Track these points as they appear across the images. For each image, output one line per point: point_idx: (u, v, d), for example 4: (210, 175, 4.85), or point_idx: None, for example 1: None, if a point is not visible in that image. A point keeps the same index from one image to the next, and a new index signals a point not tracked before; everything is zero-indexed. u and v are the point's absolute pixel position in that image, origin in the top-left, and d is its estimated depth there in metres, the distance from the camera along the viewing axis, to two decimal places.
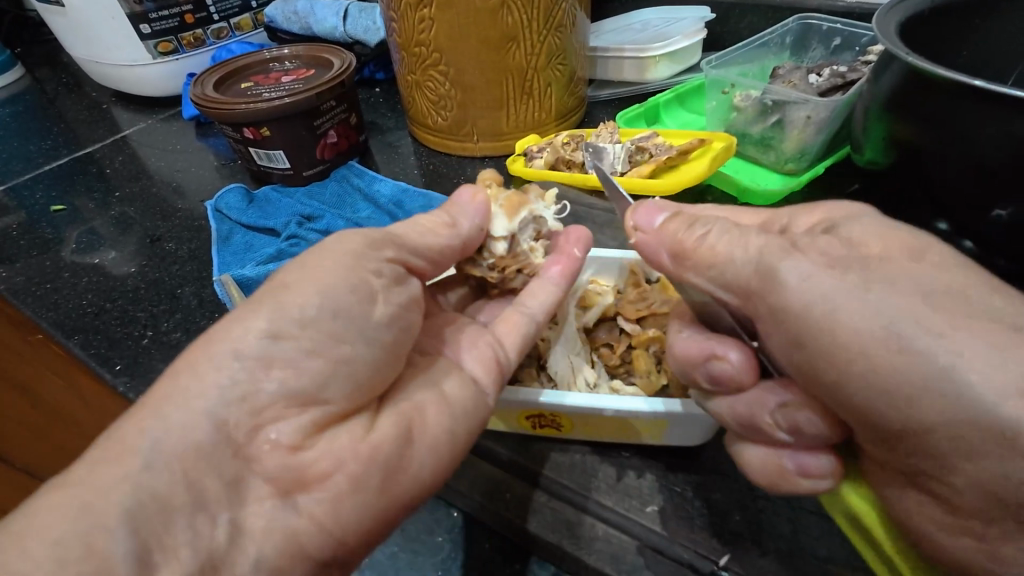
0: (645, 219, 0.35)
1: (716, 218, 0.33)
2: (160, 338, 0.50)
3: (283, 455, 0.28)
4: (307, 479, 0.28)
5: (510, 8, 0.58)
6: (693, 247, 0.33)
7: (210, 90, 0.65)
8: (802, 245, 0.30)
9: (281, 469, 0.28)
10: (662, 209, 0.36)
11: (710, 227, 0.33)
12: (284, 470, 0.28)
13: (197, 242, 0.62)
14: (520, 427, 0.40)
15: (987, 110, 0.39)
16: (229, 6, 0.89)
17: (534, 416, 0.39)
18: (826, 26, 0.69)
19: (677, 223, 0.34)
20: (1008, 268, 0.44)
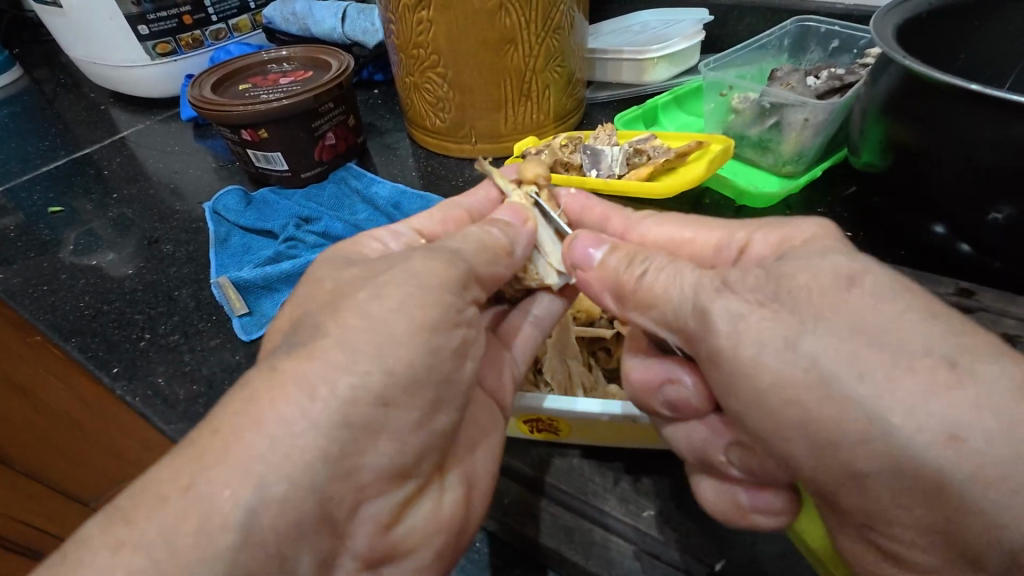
0: (583, 256, 0.37)
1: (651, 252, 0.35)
2: (158, 341, 0.50)
3: (379, 534, 0.29)
4: (397, 554, 0.30)
5: (508, 10, 0.58)
6: (631, 287, 0.34)
7: (208, 92, 0.65)
8: (732, 281, 0.30)
9: (377, 549, 0.29)
10: (599, 241, 0.37)
11: (648, 264, 0.34)
12: (379, 550, 0.29)
13: (195, 245, 0.62)
14: (518, 431, 0.40)
15: (984, 113, 0.39)
16: (228, 7, 0.89)
17: (530, 420, 0.39)
18: (824, 28, 0.69)
19: (618, 261, 0.35)
20: (1006, 271, 0.44)
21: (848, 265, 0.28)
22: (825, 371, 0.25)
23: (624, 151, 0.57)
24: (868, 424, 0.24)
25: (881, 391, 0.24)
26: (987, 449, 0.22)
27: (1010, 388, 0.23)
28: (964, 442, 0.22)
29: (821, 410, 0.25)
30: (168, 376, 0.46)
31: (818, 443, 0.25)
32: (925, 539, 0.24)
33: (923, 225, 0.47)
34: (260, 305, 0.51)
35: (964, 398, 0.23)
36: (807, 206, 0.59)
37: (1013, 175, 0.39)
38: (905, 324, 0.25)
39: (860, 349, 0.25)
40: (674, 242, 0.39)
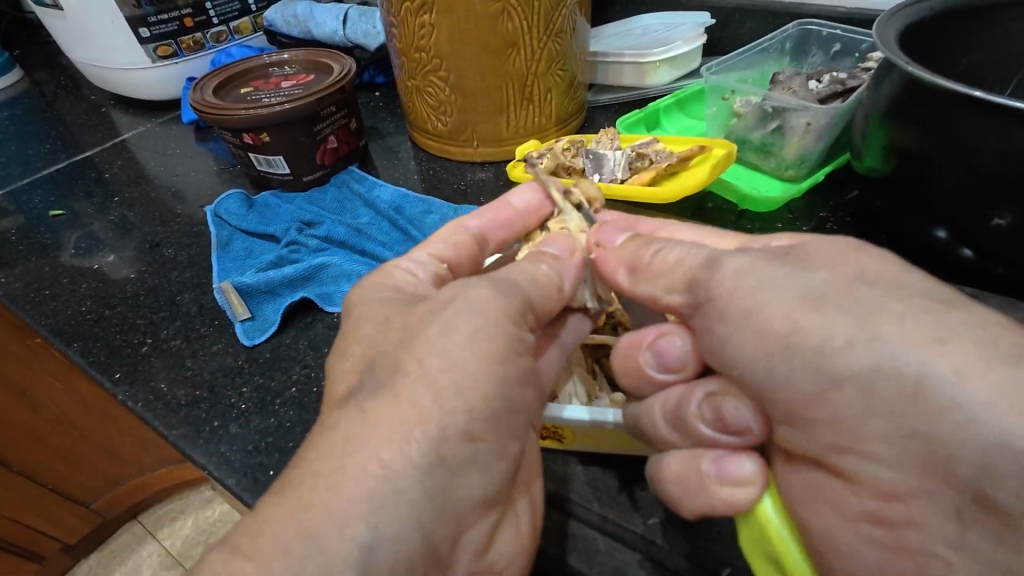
0: (608, 235, 0.39)
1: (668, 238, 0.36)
2: (160, 346, 0.49)
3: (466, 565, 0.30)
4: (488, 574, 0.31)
5: (510, 14, 0.58)
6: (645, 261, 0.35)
7: (210, 95, 0.65)
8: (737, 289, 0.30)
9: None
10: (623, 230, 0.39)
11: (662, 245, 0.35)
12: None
13: (197, 249, 0.62)
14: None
15: (986, 119, 0.39)
16: (229, 10, 0.88)
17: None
18: (826, 31, 0.69)
19: (631, 242, 0.37)
20: (1008, 276, 0.43)
21: (868, 255, 0.29)
22: (824, 289, 0.27)
23: (627, 155, 0.57)
24: (859, 329, 0.25)
25: (875, 305, 0.26)
26: (974, 354, 0.23)
27: (999, 324, 0.24)
28: (948, 343, 0.24)
29: (812, 319, 0.26)
30: (170, 381, 0.46)
31: (804, 351, 0.26)
32: (904, 456, 0.24)
33: (924, 229, 0.47)
34: (262, 309, 0.51)
35: (958, 317, 0.24)
36: (809, 211, 0.59)
37: (1014, 181, 0.39)
38: (910, 289, 0.26)
39: (858, 283, 0.27)
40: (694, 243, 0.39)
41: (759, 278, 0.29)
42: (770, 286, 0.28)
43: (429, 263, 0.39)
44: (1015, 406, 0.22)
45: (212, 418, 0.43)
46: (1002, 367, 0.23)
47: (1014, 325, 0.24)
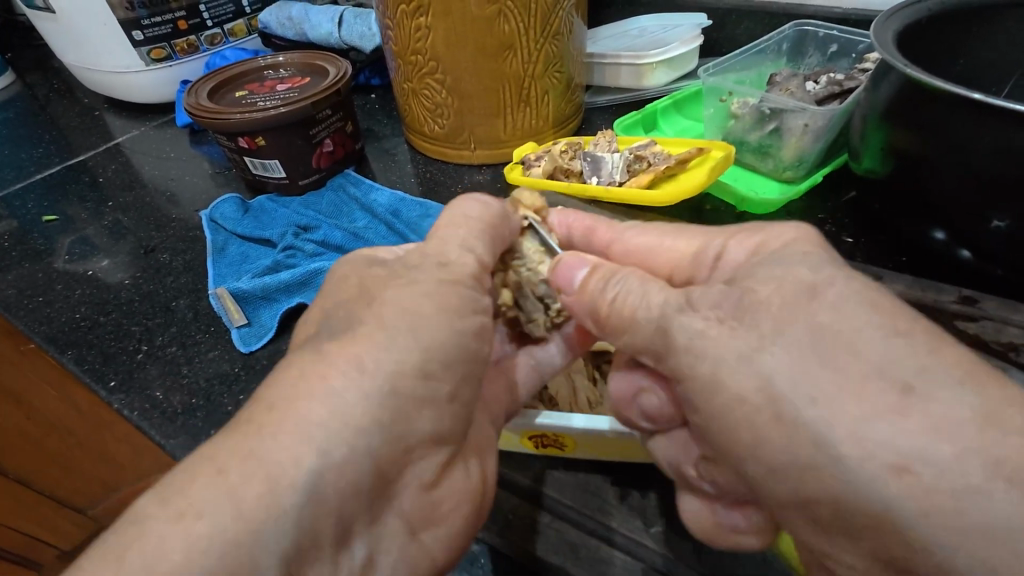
0: (567, 277, 0.36)
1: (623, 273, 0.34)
2: (155, 353, 0.49)
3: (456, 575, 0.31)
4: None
5: (507, 16, 0.58)
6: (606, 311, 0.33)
7: (204, 98, 0.64)
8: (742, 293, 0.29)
9: None
10: (583, 258, 0.36)
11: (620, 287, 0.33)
12: None
13: (192, 253, 0.61)
14: (523, 446, 0.40)
15: (985, 121, 0.39)
16: (223, 12, 0.88)
17: (537, 435, 0.38)
18: (822, 32, 0.69)
19: (592, 279, 0.35)
20: (1007, 277, 0.43)
21: (824, 302, 0.26)
22: (779, 389, 0.25)
23: (625, 158, 0.57)
24: (815, 450, 0.24)
25: (831, 417, 0.24)
26: (939, 480, 0.22)
27: (973, 415, 0.23)
28: (911, 475, 0.22)
29: (769, 428, 0.26)
30: (166, 389, 0.46)
31: (765, 463, 0.26)
32: (873, 556, 0.24)
33: (923, 229, 0.47)
34: (258, 315, 0.51)
35: (917, 425, 0.23)
36: (807, 213, 0.58)
37: (1014, 183, 0.39)
38: (873, 375, 0.24)
39: (815, 369, 0.25)
40: (655, 249, 0.38)
41: (711, 356, 0.28)
42: (729, 368, 0.27)
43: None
44: (976, 536, 0.21)
45: (208, 427, 0.42)
46: (968, 494, 0.22)
47: (990, 413, 0.23)
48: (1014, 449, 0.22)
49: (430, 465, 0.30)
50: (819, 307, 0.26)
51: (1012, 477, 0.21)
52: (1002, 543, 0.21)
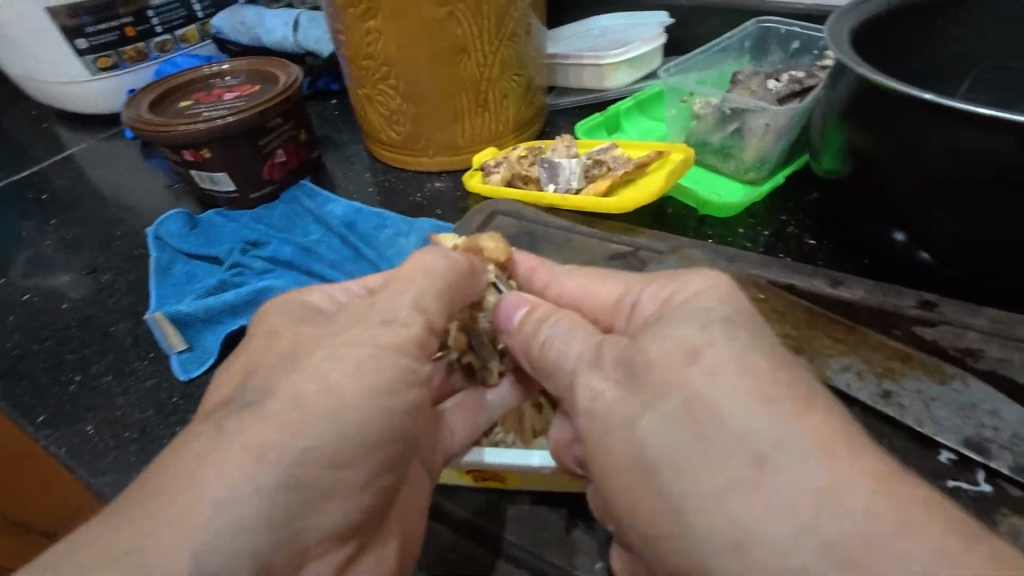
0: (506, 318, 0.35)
1: (548, 317, 0.33)
2: (89, 384, 0.46)
3: None
4: None
5: (459, 19, 0.56)
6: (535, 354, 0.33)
7: (146, 110, 0.61)
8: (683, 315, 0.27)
9: None
10: (522, 298, 0.35)
11: (540, 334, 0.33)
12: None
13: (136, 274, 0.59)
14: (461, 478, 0.37)
15: (937, 122, 0.38)
16: (174, 18, 0.85)
17: (473, 470, 0.36)
18: (784, 29, 0.69)
19: (529, 321, 0.34)
20: (964, 280, 0.42)
21: (700, 367, 0.26)
22: (651, 457, 0.26)
23: (583, 163, 0.56)
24: (675, 520, 0.25)
25: (689, 491, 0.25)
26: (770, 560, 0.22)
27: (817, 493, 0.22)
28: (747, 552, 0.23)
29: (642, 495, 0.26)
30: (98, 423, 0.43)
31: (642, 529, 0.27)
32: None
33: (883, 229, 0.45)
34: (200, 338, 0.48)
35: (764, 504, 0.23)
36: (770, 214, 0.57)
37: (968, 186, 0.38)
38: (728, 449, 0.24)
39: (684, 439, 0.25)
40: (585, 295, 0.36)
41: (605, 419, 0.28)
42: (615, 434, 0.27)
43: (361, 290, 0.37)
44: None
45: (141, 463, 0.40)
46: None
47: (833, 489, 0.22)
48: (850, 529, 0.22)
49: (333, 560, 0.30)
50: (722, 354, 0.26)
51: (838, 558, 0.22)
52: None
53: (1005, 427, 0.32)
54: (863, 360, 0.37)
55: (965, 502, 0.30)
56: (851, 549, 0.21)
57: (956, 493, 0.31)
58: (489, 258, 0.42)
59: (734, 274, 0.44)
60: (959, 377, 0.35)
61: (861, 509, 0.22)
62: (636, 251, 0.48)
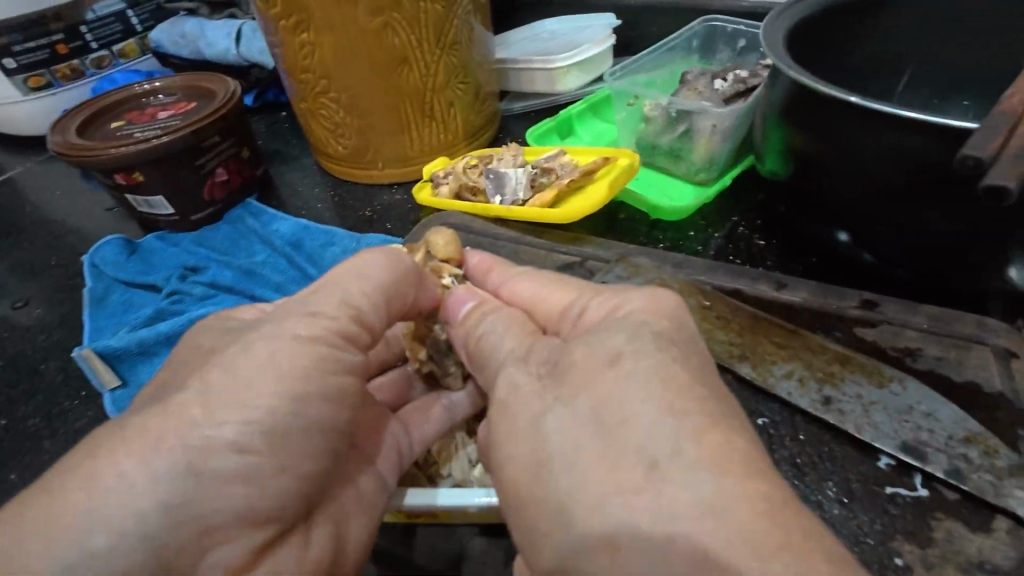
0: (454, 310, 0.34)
1: (494, 310, 0.32)
2: (14, 428, 0.44)
3: None
4: None
5: (396, 29, 0.55)
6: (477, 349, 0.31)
7: (73, 133, 0.58)
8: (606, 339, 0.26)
9: None
10: (473, 292, 0.34)
11: (481, 326, 0.31)
12: None
13: (69, 305, 0.56)
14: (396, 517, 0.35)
15: (866, 126, 0.38)
16: (110, 32, 0.82)
17: (411, 511, 0.34)
18: (730, 27, 0.68)
19: (473, 313, 0.32)
20: (908, 279, 0.42)
21: (616, 373, 0.25)
22: (546, 453, 0.24)
23: (529, 172, 0.55)
24: (558, 516, 0.23)
25: (575, 486, 0.23)
26: (642, 561, 0.21)
27: (695, 506, 0.21)
28: (622, 548, 0.21)
29: (530, 492, 0.25)
30: (23, 470, 0.41)
31: (526, 525, 0.25)
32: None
33: (827, 230, 0.46)
34: (134, 373, 0.46)
35: (644, 507, 0.21)
36: (721, 215, 0.57)
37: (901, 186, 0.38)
38: (619, 451, 0.23)
39: (581, 440, 0.24)
40: (533, 301, 0.33)
41: (510, 415, 0.26)
42: (516, 431, 0.26)
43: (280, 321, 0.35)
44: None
45: None
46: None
47: (716, 500, 0.21)
48: (720, 542, 0.20)
49: None
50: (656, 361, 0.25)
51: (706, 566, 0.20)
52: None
53: (939, 429, 0.32)
54: (806, 366, 0.36)
55: (899, 506, 0.31)
56: (717, 559, 0.20)
57: (892, 498, 0.31)
58: (441, 258, 0.41)
59: (678, 279, 0.44)
60: (896, 379, 0.34)
61: (739, 524, 0.20)
62: (584, 261, 0.48)
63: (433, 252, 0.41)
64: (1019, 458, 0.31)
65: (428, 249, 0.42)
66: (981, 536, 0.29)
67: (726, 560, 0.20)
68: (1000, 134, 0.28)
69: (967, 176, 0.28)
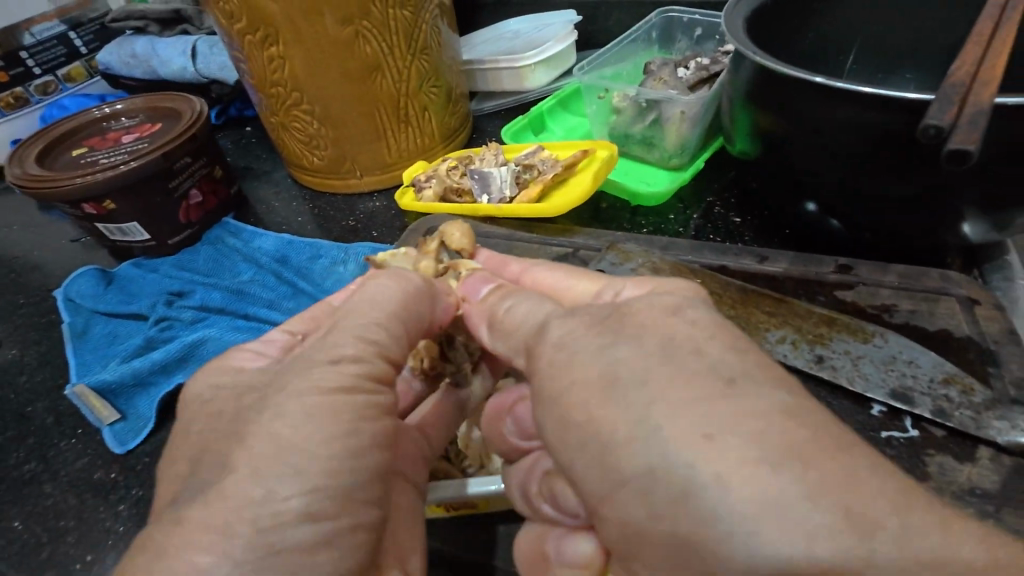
0: (472, 290, 0.36)
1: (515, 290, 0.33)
2: (10, 475, 0.42)
3: None
4: None
5: (366, 37, 0.54)
6: (498, 321, 0.32)
7: (32, 164, 0.56)
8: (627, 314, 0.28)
9: None
10: (490, 279, 0.36)
11: (509, 301, 0.32)
12: None
13: (48, 343, 0.54)
14: (434, 513, 0.36)
15: (827, 102, 0.40)
16: (53, 56, 0.79)
17: (449, 502, 0.35)
18: (686, 18, 0.71)
19: (494, 294, 0.34)
20: (873, 241, 0.46)
21: (680, 319, 0.25)
22: (620, 372, 0.23)
23: (513, 170, 0.56)
24: (638, 424, 0.22)
25: (656, 395, 0.22)
26: (738, 454, 0.20)
27: (776, 409, 0.21)
28: (716, 442, 0.20)
29: (601, 409, 0.23)
30: (26, 516, 0.39)
31: (595, 447, 0.23)
32: (678, 558, 0.21)
33: (797, 204, 0.48)
34: (132, 405, 0.45)
35: (731, 407, 0.21)
36: (697, 197, 0.60)
37: (866, 152, 0.40)
38: (693, 367, 0.22)
39: (654, 360, 0.23)
40: (558, 291, 0.34)
41: (571, 347, 0.26)
42: (587, 356, 0.25)
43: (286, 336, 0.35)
44: (771, 510, 0.19)
45: (82, 552, 0.37)
46: (762, 471, 0.19)
47: (796, 409, 0.21)
48: (809, 440, 0.20)
49: None
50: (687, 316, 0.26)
51: (798, 456, 0.19)
52: (786, 524, 0.18)
53: (921, 374, 0.35)
54: (796, 330, 0.39)
55: (896, 449, 0.34)
56: (806, 449, 0.19)
57: (889, 441, 0.34)
58: (455, 250, 0.43)
59: (667, 261, 0.46)
60: (878, 334, 0.38)
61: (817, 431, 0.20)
62: (576, 251, 0.49)
63: (447, 245, 0.43)
64: (991, 393, 0.34)
65: (443, 240, 0.44)
66: (968, 466, 0.32)
67: (816, 453, 0.19)
68: (953, 104, 0.31)
69: (929, 145, 0.31)
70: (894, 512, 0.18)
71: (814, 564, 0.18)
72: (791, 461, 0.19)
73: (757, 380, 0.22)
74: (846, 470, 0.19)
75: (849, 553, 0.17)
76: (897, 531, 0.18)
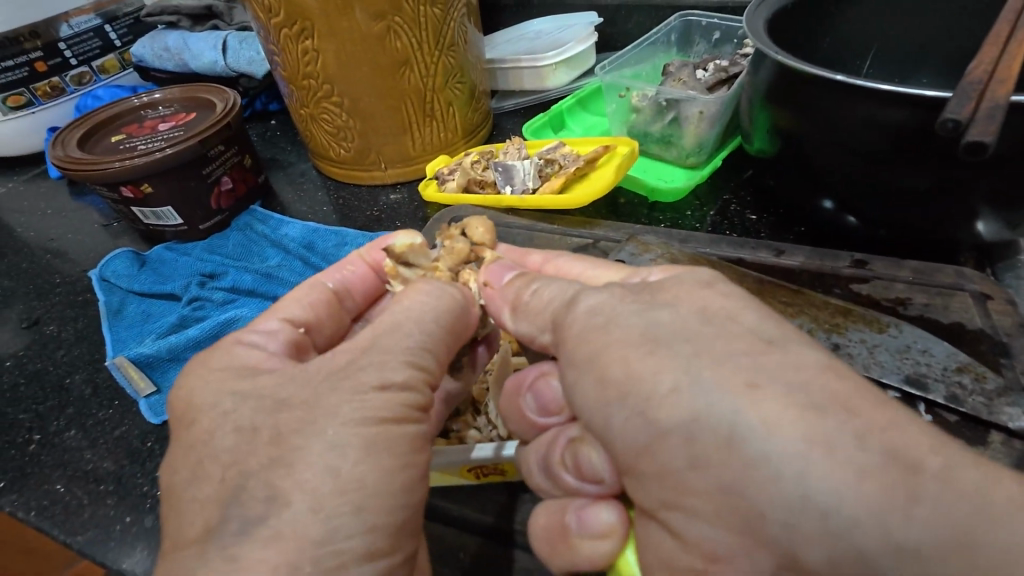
0: (496, 275, 0.38)
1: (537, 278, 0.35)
2: (51, 441, 0.44)
3: None
4: None
5: (397, 32, 0.56)
6: (525, 299, 0.34)
7: (73, 148, 0.58)
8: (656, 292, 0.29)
9: None
10: (512, 267, 0.38)
11: (534, 289, 0.34)
12: None
13: (84, 320, 0.56)
14: (461, 479, 0.38)
15: (847, 98, 0.41)
16: (89, 48, 0.82)
17: (477, 466, 0.37)
18: (705, 21, 0.73)
19: (517, 280, 0.36)
20: (888, 238, 0.47)
21: (712, 298, 0.27)
22: (661, 336, 0.26)
23: (536, 163, 0.58)
24: (682, 377, 0.24)
25: (701, 354, 0.24)
26: (780, 404, 0.22)
27: (812, 368, 0.23)
28: (760, 390, 0.23)
29: (643, 366, 0.25)
30: (68, 480, 0.41)
31: (635, 402, 0.25)
32: (721, 506, 0.23)
33: (814, 200, 0.49)
34: (167, 378, 0.47)
35: (774, 367, 0.23)
36: (713, 195, 0.61)
37: (885, 149, 0.41)
38: (731, 334, 0.25)
39: (695, 326, 0.26)
40: (583, 278, 0.37)
41: (607, 315, 0.28)
42: (622, 326, 0.27)
43: (284, 331, 0.37)
44: (819, 450, 0.21)
45: (122, 515, 0.39)
46: (808, 416, 0.22)
47: (833, 366, 0.24)
48: (843, 392, 0.22)
49: None
50: (713, 293, 0.28)
51: (839, 406, 0.22)
52: (832, 459, 0.21)
53: (935, 362, 0.36)
54: (812, 319, 0.40)
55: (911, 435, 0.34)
56: (839, 401, 0.22)
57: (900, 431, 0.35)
58: (476, 242, 0.44)
59: (686, 253, 0.47)
60: (893, 325, 0.39)
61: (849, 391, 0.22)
62: (597, 242, 0.51)
63: (469, 237, 0.44)
64: (1003, 380, 0.35)
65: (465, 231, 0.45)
66: (980, 449, 0.33)
67: (851, 404, 0.22)
68: (970, 100, 0.32)
69: (947, 138, 0.32)
70: (927, 458, 0.21)
71: (863, 500, 0.20)
72: (836, 409, 0.22)
73: (790, 348, 0.24)
74: (880, 419, 0.21)
75: (892, 486, 0.20)
76: (933, 474, 0.20)
